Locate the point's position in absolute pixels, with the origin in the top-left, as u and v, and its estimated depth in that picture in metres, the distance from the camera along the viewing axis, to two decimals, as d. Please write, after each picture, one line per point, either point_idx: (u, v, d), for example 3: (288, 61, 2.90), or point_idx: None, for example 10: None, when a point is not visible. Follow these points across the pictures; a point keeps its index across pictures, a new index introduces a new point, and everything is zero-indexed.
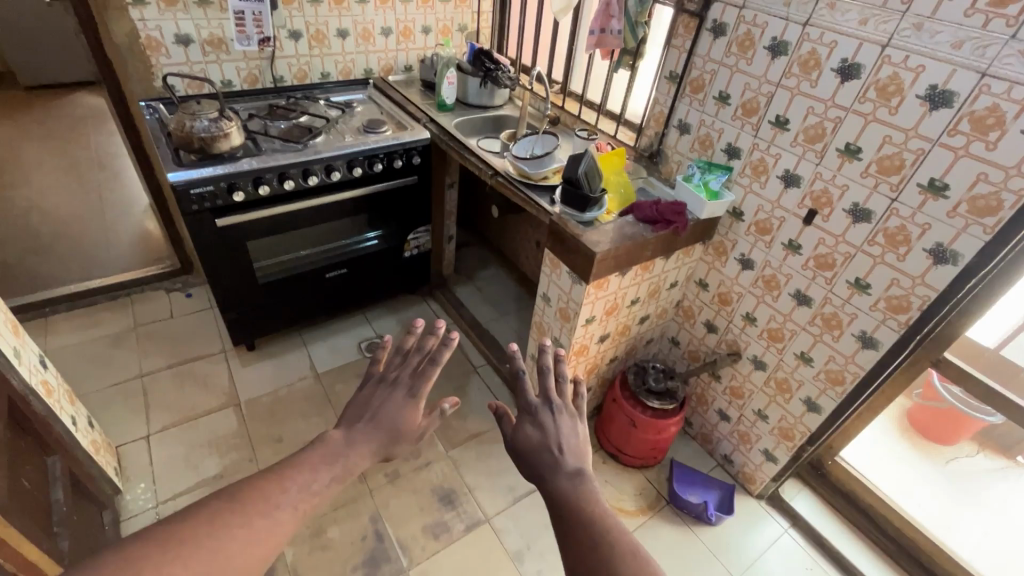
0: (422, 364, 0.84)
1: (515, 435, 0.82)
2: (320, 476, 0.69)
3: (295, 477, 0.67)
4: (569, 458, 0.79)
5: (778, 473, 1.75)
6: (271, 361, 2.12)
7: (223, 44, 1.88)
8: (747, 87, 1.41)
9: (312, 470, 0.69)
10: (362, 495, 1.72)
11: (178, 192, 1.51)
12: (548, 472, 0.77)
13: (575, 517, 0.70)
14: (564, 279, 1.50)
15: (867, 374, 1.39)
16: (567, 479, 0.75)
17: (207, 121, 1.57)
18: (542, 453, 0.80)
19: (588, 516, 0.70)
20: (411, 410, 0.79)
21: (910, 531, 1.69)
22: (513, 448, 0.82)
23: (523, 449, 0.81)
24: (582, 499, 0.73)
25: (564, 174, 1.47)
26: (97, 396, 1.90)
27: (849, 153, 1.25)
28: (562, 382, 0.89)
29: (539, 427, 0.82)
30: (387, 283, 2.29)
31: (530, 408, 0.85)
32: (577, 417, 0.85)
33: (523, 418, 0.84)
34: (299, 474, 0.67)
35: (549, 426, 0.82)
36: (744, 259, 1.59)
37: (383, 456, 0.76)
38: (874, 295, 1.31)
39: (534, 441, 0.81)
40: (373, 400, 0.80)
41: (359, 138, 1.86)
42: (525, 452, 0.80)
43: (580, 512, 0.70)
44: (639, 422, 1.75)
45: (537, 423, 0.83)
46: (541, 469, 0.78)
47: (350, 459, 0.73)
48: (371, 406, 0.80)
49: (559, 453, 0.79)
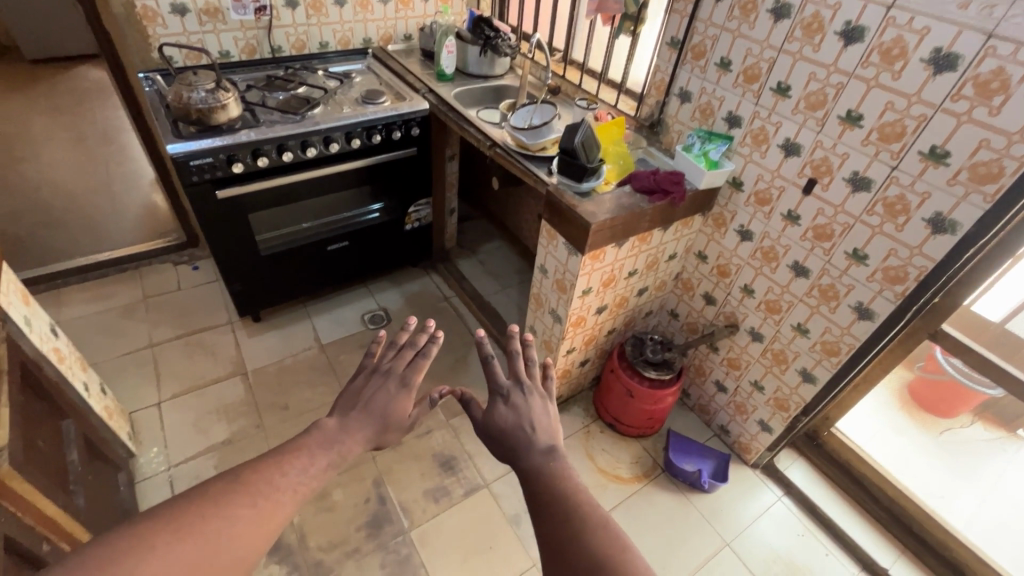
0: (415, 358, 0.88)
1: (488, 418, 0.88)
2: (317, 460, 0.73)
3: (296, 462, 0.71)
4: (541, 437, 0.85)
5: (772, 443, 1.77)
6: (276, 333, 2.16)
7: (220, 14, 1.86)
8: (749, 53, 1.38)
9: (304, 454, 0.72)
10: (365, 461, 1.77)
11: (178, 163, 1.52)
12: (521, 451, 0.83)
13: (549, 488, 0.75)
14: (561, 250, 1.51)
15: (862, 345, 1.39)
16: (539, 456, 0.81)
17: (204, 91, 1.57)
18: (513, 433, 0.86)
19: (560, 488, 0.75)
20: (403, 400, 0.84)
21: (903, 501, 1.71)
22: (485, 431, 0.89)
23: (495, 432, 0.87)
24: (556, 473, 0.78)
25: (561, 144, 1.45)
26: (110, 365, 1.96)
27: (850, 120, 1.23)
28: (530, 365, 0.95)
29: (508, 410, 0.88)
30: (390, 256, 2.31)
31: (500, 392, 0.91)
32: (547, 399, 0.91)
33: (493, 402, 0.90)
34: (295, 460, 0.71)
35: (521, 409, 0.88)
36: (743, 231, 1.58)
37: (375, 444, 0.81)
38: (871, 265, 1.30)
39: (504, 422, 0.87)
40: (365, 392, 0.84)
41: (358, 109, 1.85)
42: (497, 434, 0.87)
43: (556, 484, 0.76)
44: (636, 392, 1.77)
45: (508, 406, 0.89)
46: (515, 447, 0.84)
47: (345, 445, 0.77)
48: (363, 396, 0.84)
49: (533, 432, 0.85)
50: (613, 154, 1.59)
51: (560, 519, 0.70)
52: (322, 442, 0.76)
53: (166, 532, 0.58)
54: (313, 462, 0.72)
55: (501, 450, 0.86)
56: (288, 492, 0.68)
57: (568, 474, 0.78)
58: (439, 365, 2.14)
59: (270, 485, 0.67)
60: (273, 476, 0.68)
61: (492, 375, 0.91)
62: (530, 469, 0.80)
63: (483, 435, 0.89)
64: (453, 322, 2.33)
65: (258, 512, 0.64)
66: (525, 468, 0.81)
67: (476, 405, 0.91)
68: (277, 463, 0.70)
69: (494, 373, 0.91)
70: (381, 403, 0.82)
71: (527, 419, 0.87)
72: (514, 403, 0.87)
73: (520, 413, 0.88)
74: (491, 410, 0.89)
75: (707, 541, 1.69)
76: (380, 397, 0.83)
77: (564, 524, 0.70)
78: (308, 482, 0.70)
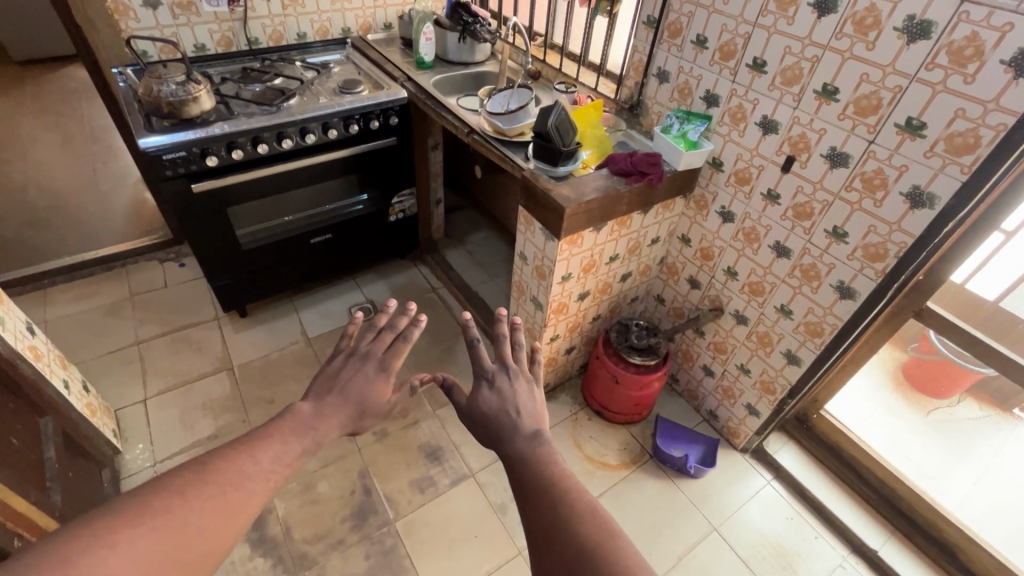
0: (394, 341, 0.88)
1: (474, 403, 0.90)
2: (291, 448, 0.72)
3: (269, 450, 0.70)
4: (526, 423, 0.86)
5: (760, 427, 1.75)
6: (262, 327, 2.16)
7: (193, 6, 1.84)
8: (724, 29, 1.35)
9: (278, 441, 0.71)
10: (351, 453, 1.77)
11: (150, 158, 1.51)
12: (507, 436, 0.84)
13: (534, 476, 0.76)
14: (538, 236, 1.49)
15: (845, 325, 1.37)
16: (525, 442, 0.82)
17: (175, 84, 1.55)
18: (499, 418, 0.87)
19: (546, 474, 0.76)
20: (381, 384, 0.84)
21: (893, 482, 1.70)
22: (471, 417, 0.89)
23: (481, 416, 0.88)
24: (540, 459, 0.79)
25: (534, 128, 1.43)
26: (96, 363, 1.96)
27: (825, 95, 1.20)
28: (516, 350, 0.96)
29: (495, 393, 0.90)
30: (375, 248, 2.29)
31: (486, 377, 0.92)
32: (532, 383, 0.93)
33: (479, 386, 0.92)
34: (269, 447, 0.70)
35: (507, 394, 0.90)
36: (724, 212, 1.55)
37: (352, 428, 0.80)
38: (851, 243, 1.27)
39: (491, 405, 0.89)
40: (342, 373, 0.84)
41: (334, 99, 1.83)
42: (483, 420, 0.88)
43: (540, 472, 0.77)
44: (622, 378, 1.76)
45: (495, 390, 0.90)
46: (499, 435, 0.85)
47: (320, 430, 0.76)
48: (340, 379, 0.83)
49: (518, 420, 0.86)
50: (589, 137, 1.57)
51: (544, 507, 0.71)
52: (299, 427, 0.75)
53: (130, 522, 0.56)
54: (286, 450, 0.71)
55: (486, 439, 0.87)
56: (263, 477, 0.67)
57: (551, 460, 0.79)
58: (426, 356, 2.13)
59: (241, 472, 0.65)
60: (245, 465, 0.66)
61: (479, 359, 0.93)
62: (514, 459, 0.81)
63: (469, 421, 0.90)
64: (441, 313, 2.32)
65: (232, 498, 0.63)
66: (510, 454, 0.82)
67: (460, 392, 0.92)
68: (246, 451, 0.68)
69: (481, 357, 0.92)
70: (359, 387, 0.82)
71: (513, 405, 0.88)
72: (499, 386, 0.89)
73: (507, 398, 0.89)
74: (477, 395, 0.90)
75: (691, 528, 1.67)
76: (354, 382, 0.83)
77: (548, 509, 0.70)
78: (279, 468, 0.69)
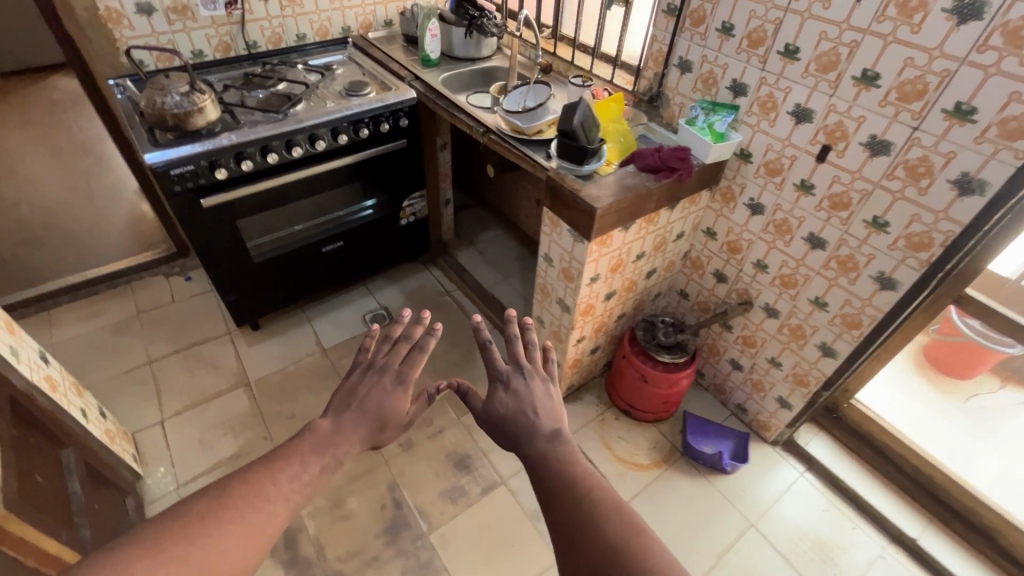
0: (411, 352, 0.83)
1: (489, 406, 0.83)
2: (311, 466, 0.68)
3: (289, 469, 0.66)
4: (542, 422, 0.80)
5: (793, 419, 1.73)
6: (275, 340, 2.11)
7: (188, 10, 1.76)
8: (753, 15, 1.30)
9: (297, 460, 0.67)
10: (377, 466, 1.74)
11: (157, 173, 1.45)
12: (525, 438, 0.78)
13: (556, 477, 0.71)
14: (565, 238, 1.44)
15: (885, 316, 1.34)
16: (545, 442, 0.77)
17: (179, 95, 1.48)
18: (517, 419, 0.81)
19: (570, 473, 0.71)
20: (401, 397, 0.79)
21: (928, 469, 1.68)
22: (487, 419, 0.84)
23: (498, 418, 0.82)
24: (562, 459, 0.74)
25: (559, 126, 1.37)
26: (109, 385, 1.91)
27: (865, 81, 1.15)
28: (529, 348, 0.89)
29: (510, 396, 0.83)
30: (386, 253, 2.24)
31: (500, 378, 0.86)
32: (549, 381, 0.87)
33: (493, 390, 0.85)
34: (288, 466, 0.66)
35: (522, 393, 0.84)
36: (753, 204, 1.51)
37: (372, 443, 0.76)
38: (893, 233, 1.24)
39: (507, 409, 0.82)
40: (360, 388, 0.79)
41: (342, 103, 1.77)
42: (499, 422, 0.82)
43: (563, 471, 0.71)
44: (651, 377, 1.73)
45: (510, 392, 0.84)
46: (517, 435, 0.79)
47: (340, 447, 0.72)
48: (358, 393, 0.79)
49: (535, 418, 0.81)
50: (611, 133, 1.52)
51: (570, 507, 0.66)
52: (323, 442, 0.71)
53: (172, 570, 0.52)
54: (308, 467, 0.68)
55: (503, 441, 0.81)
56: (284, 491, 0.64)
57: (572, 458, 0.74)
58: (446, 361, 2.09)
59: (263, 491, 0.62)
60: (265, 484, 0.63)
61: (491, 361, 0.86)
62: (535, 459, 0.75)
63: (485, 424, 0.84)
64: (456, 316, 2.28)
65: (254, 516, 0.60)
66: (531, 456, 0.77)
67: (473, 396, 0.86)
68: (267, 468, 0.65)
69: (492, 360, 0.85)
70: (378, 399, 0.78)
71: (530, 404, 0.82)
72: (515, 387, 0.83)
73: (525, 397, 0.83)
74: (492, 397, 0.84)
75: (729, 522, 1.66)
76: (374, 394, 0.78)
77: (574, 509, 0.65)
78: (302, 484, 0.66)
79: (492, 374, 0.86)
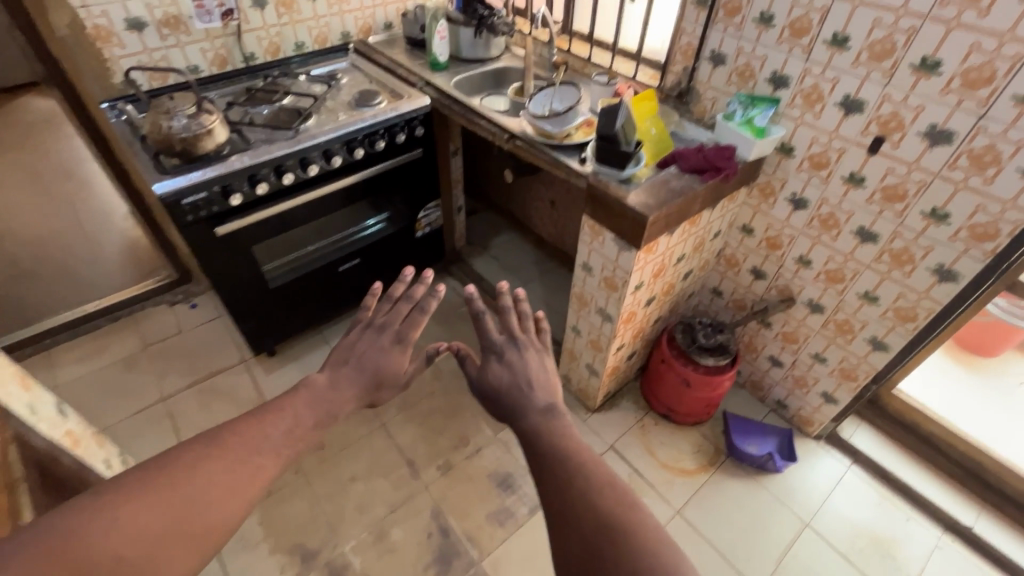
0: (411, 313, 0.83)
1: (482, 376, 0.81)
2: (305, 420, 0.69)
3: (280, 423, 0.67)
4: (538, 396, 0.77)
5: (839, 414, 1.70)
6: (294, 365, 2.02)
7: (181, 24, 1.64)
8: (796, 3, 1.24)
9: (289, 415, 0.68)
10: (418, 492, 1.67)
11: (169, 204, 1.35)
12: (520, 409, 0.76)
13: (548, 449, 0.68)
14: (609, 247, 1.37)
15: (944, 309, 1.30)
16: (541, 416, 0.73)
17: (185, 118, 1.37)
18: (513, 392, 0.78)
19: (564, 447, 0.68)
20: (397, 355, 0.80)
21: (977, 455, 1.67)
22: (483, 392, 0.81)
23: (494, 390, 0.79)
24: (556, 434, 0.70)
25: (597, 131, 1.30)
26: (124, 426, 1.80)
27: (925, 69, 1.10)
28: (524, 320, 0.87)
29: (505, 365, 0.81)
30: (402, 267, 2.15)
31: (495, 349, 0.83)
32: (543, 355, 0.84)
33: (489, 358, 0.83)
34: (279, 421, 0.67)
35: (519, 366, 0.80)
36: (796, 199, 1.46)
37: (367, 400, 0.77)
38: (955, 224, 1.20)
39: (501, 379, 0.80)
40: (358, 345, 0.80)
41: (354, 115, 1.67)
42: (495, 393, 0.79)
43: (557, 444, 0.68)
44: (692, 381, 1.68)
45: (506, 363, 0.81)
46: (514, 407, 0.76)
47: (336, 402, 0.73)
48: (357, 351, 0.80)
49: (532, 393, 0.77)
50: (646, 133, 1.46)
51: (560, 480, 0.63)
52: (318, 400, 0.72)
53: None
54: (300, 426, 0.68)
55: (497, 412, 0.78)
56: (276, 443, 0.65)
57: (566, 434, 0.71)
58: None
59: (252, 445, 0.63)
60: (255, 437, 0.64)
61: (485, 330, 0.84)
62: (527, 433, 0.72)
63: (480, 395, 0.81)
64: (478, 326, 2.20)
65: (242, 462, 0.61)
66: (523, 430, 0.74)
67: (470, 366, 0.84)
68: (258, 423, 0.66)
69: (487, 329, 0.83)
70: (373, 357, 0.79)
71: (526, 378, 0.79)
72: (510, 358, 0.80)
73: (522, 370, 0.80)
74: (488, 368, 0.82)
75: (784, 526, 1.62)
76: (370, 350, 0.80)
77: (565, 481, 0.62)
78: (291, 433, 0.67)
79: (489, 345, 0.84)
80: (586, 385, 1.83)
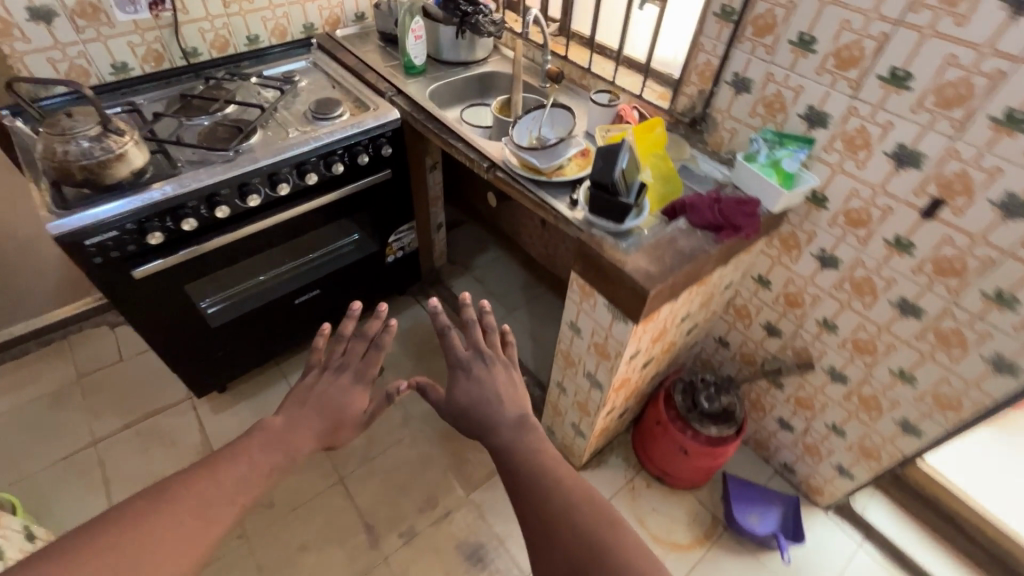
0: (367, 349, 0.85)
1: (450, 398, 0.78)
2: (259, 463, 0.69)
3: (233, 471, 0.66)
4: (505, 410, 0.75)
5: (853, 489, 1.51)
6: (246, 403, 1.80)
7: (102, 14, 1.38)
8: (845, 27, 1.00)
9: (243, 461, 0.67)
10: (376, 566, 1.47)
11: (68, 246, 1.11)
12: (489, 426, 0.74)
13: (523, 466, 0.68)
14: (601, 312, 1.15)
15: (995, 404, 1.09)
16: (510, 431, 0.72)
17: (88, 142, 1.11)
18: (478, 408, 0.76)
19: (539, 463, 0.68)
20: (359, 393, 0.81)
21: (1005, 541, 1.49)
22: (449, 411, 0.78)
23: (459, 408, 0.77)
24: (529, 451, 0.70)
25: (590, 177, 1.06)
26: (46, 476, 1.59)
27: (1008, 124, 0.88)
28: (489, 332, 0.84)
29: (472, 381, 0.78)
30: (371, 294, 1.92)
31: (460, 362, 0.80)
32: (511, 368, 0.82)
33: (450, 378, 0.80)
34: (233, 468, 0.66)
35: (479, 382, 0.78)
36: (824, 257, 1.24)
37: (326, 442, 0.77)
38: (1023, 312, 0.98)
39: (468, 397, 0.77)
40: (316, 387, 0.81)
41: (308, 131, 1.41)
42: (462, 411, 0.77)
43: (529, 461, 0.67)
44: (691, 449, 1.47)
45: (471, 378, 0.79)
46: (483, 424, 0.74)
47: (293, 444, 0.73)
48: (314, 392, 0.81)
49: (497, 409, 0.75)
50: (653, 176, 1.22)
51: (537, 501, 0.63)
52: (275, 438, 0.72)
53: None
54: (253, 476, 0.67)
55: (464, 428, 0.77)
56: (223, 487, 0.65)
57: (538, 447, 0.71)
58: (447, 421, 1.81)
59: (202, 497, 0.62)
60: (207, 489, 0.62)
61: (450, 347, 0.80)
62: (499, 450, 0.71)
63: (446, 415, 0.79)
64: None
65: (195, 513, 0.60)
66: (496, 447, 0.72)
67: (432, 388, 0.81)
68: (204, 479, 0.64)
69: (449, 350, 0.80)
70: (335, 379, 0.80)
71: (489, 395, 0.77)
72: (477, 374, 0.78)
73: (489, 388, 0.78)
74: (454, 385, 0.79)
75: None
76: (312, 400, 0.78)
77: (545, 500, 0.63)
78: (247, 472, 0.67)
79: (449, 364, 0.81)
80: (571, 443, 1.62)
